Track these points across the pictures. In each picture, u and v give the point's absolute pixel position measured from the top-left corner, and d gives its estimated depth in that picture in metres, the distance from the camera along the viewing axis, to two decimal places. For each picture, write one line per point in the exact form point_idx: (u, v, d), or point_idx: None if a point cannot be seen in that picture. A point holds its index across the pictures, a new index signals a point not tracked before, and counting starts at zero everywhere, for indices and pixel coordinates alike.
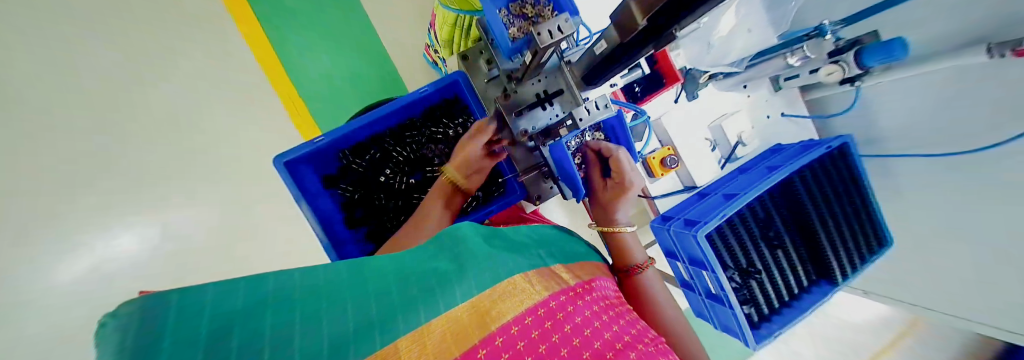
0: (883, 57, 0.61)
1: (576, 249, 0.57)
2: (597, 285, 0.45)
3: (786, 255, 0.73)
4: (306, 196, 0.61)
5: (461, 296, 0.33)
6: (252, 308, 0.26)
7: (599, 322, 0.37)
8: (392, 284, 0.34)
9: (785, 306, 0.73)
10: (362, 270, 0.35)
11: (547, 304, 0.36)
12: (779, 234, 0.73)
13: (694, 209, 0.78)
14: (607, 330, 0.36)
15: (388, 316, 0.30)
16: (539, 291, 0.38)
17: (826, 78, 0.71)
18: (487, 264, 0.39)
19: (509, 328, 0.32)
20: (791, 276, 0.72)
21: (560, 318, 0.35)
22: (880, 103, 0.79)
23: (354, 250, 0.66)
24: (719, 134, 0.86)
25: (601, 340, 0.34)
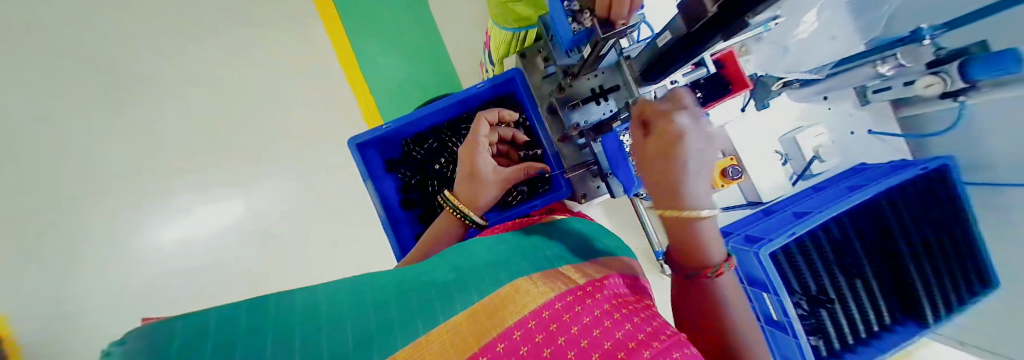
0: (994, 70, 0.52)
1: (599, 244, 0.58)
2: (608, 283, 0.45)
3: (866, 286, 0.66)
4: (372, 177, 0.68)
5: (458, 308, 0.34)
6: (253, 318, 0.24)
7: (611, 320, 0.36)
8: (392, 299, 0.34)
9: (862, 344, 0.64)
10: (362, 290, 0.35)
11: (553, 308, 0.37)
12: (862, 262, 0.66)
13: (757, 226, 0.72)
14: (620, 329, 0.35)
15: (393, 324, 0.30)
16: (539, 297, 0.39)
17: (923, 91, 0.63)
18: (483, 283, 0.40)
19: (511, 333, 0.32)
20: (870, 310, 0.65)
21: (565, 320, 0.35)
22: (985, 125, 0.68)
23: (407, 231, 0.70)
24: (793, 148, 0.79)
25: (613, 341, 0.33)
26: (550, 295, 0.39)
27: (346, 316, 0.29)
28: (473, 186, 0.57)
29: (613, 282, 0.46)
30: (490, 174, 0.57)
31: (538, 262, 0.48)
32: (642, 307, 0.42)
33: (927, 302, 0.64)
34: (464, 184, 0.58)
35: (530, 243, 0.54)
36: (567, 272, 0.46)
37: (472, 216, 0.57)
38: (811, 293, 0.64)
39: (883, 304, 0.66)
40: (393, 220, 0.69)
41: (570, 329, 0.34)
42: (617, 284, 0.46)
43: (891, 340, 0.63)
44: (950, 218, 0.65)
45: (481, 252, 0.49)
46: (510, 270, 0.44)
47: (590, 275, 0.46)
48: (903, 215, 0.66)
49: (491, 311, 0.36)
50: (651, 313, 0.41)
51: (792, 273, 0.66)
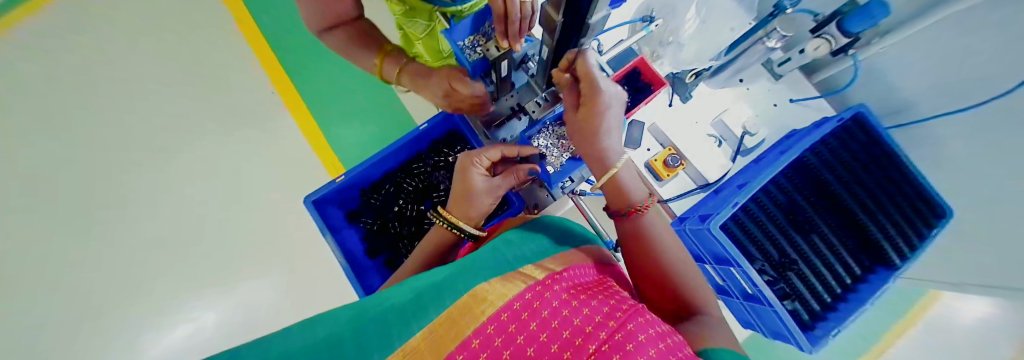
0: (865, 20, 0.58)
1: (560, 237, 0.62)
2: (566, 274, 0.51)
3: (825, 240, 0.66)
4: (332, 231, 0.70)
5: (417, 328, 0.36)
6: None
7: (568, 308, 0.41)
8: (351, 335, 0.34)
9: (841, 300, 0.63)
10: (318, 334, 0.34)
11: (512, 308, 0.40)
12: (812, 216, 0.68)
13: (707, 204, 0.75)
14: (576, 315, 0.39)
15: (347, 353, 0.30)
16: (497, 302, 0.41)
17: (814, 54, 0.68)
18: (443, 299, 0.42)
19: (470, 343, 0.34)
20: (836, 264, 0.64)
21: (524, 318, 0.39)
22: (887, 69, 0.73)
23: (376, 278, 0.71)
24: (723, 129, 0.84)
25: (571, 327, 0.37)
26: (510, 294, 0.43)
27: (302, 353, 0.29)
28: (465, 202, 0.58)
29: (568, 274, 0.51)
30: (480, 187, 0.57)
31: (505, 266, 0.51)
32: (600, 290, 0.49)
33: (889, 244, 0.62)
34: (460, 206, 0.58)
35: (487, 249, 0.57)
36: (533, 270, 0.50)
37: (461, 226, 0.58)
38: (772, 259, 0.66)
39: (852, 254, 0.65)
40: (357, 270, 0.69)
41: (527, 327, 0.38)
42: (579, 275, 0.52)
43: (867, 290, 0.61)
44: (878, 160, 0.67)
45: (439, 273, 0.51)
46: (470, 281, 0.47)
47: (551, 268, 0.51)
48: (837, 168, 0.69)
49: (446, 327, 0.37)
50: (597, 300, 0.45)
51: (749, 243, 0.67)
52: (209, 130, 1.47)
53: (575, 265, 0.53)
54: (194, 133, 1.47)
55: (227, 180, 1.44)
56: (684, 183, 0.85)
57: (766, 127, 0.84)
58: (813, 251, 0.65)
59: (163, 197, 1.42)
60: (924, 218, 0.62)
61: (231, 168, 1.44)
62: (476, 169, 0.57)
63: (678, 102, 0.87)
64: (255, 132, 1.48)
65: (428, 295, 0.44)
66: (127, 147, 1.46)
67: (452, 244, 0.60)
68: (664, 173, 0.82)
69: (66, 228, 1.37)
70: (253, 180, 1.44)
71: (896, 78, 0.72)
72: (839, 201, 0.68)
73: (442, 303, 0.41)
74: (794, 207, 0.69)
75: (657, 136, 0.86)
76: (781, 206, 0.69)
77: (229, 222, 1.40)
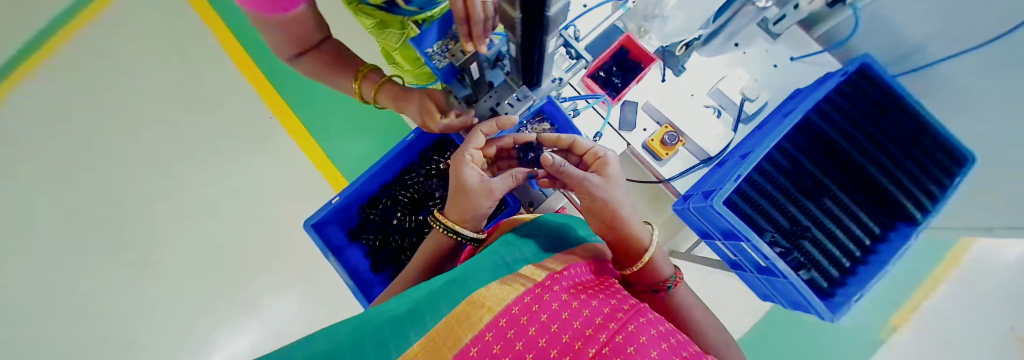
0: None
1: (557, 238, 0.62)
2: (567, 272, 0.51)
3: (837, 203, 0.63)
4: (334, 251, 0.71)
5: (414, 338, 0.36)
6: None
7: (569, 312, 0.41)
8: (349, 350, 0.34)
9: (861, 263, 0.60)
10: (316, 350, 0.34)
11: (510, 314, 0.40)
12: (820, 179, 0.64)
13: (710, 180, 0.73)
14: (579, 318, 0.40)
15: None
16: (493, 308, 0.41)
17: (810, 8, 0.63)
18: (441, 306, 0.43)
19: (468, 351, 0.34)
20: (851, 226, 0.61)
21: (522, 322, 0.38)
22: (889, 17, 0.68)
23: (383, 291, 0.72)
24: (722, 98, 0.80)
25: (571, 332, 0.37)
26: (509, 300, 0.43)
27: None
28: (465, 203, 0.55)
29: (569, 273, 0.51)
30: (477, 188, 0.53)
31: (503, 269, 0.51)
32: (601, 289, 0.50)
33: (907, 199, 0.59)
34: (456, 208, 0.56)
35: (486, 254, 0.56)
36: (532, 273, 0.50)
37: (461, 230, 0.57)
38: (782, 228, 0.63)
39: (868, 214, 0.62)
40: (362, 285, 0.70)
41: (526, 330, 0.37)
42: (578, 275, 0.52)
43: (887, 251, 0.58)
44: (886, 113, 0.63)
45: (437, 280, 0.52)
46: (469, 287, 0.47)
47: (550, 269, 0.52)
48: (844, 126, 0.65)
49: (443, 335, 0.37)
50: (597, 300, 0.45)
51: (758, 217, 0.64)
52: (213, 160, 1.50)
53: (575, 263, 0.54)
54: (200, 164, 1.50)
55: (238, 206, 1.47)
56: (685, 160, 0.81)
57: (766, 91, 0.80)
58: (825, 216, 0.63)
59: (181, 226, 1.48)
60: (943, 164, 0.58)
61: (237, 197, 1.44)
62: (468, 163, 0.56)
63: (672, 75, 0.84)
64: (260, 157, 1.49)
65: (426, 304, 0.44)
66: (136, 184, 1.49)
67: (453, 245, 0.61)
68: (662, 152, 0.79)
69: (87, 265, 1.40)
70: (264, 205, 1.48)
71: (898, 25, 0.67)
72: (849, 160, 0.64)
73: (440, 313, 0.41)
74: (801, 170, 0.65)
75: (652, 114, 0.83)
76: (788, 173, 0.66)
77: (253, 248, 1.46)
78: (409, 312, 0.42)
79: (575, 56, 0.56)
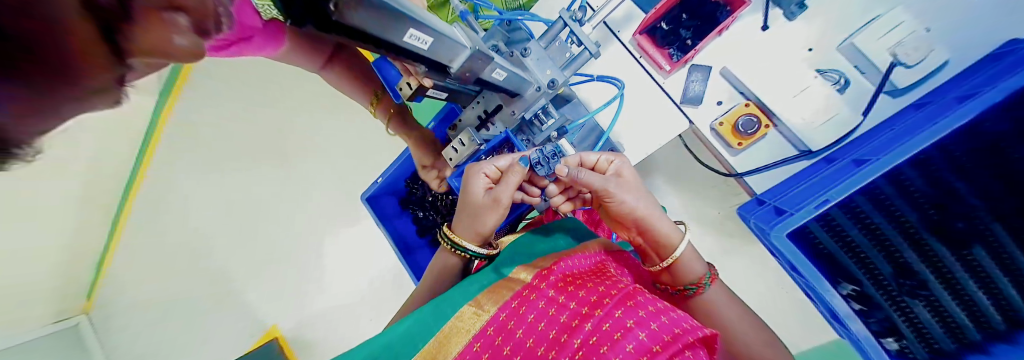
0: None
1: (559, 241, 0.54)
2: (560, 265, 0.44)
3: (998, 255, 0.42)
4: (385, 219, 0.84)
5: None
6: None
7: (554, 307, 0.37)
8: None
9: (1000, 340, 0.43)
10: None
11: (498, 321, 0.37)
12: (974, 212, 0.42)
13: (798, 190, 0.53)
14: (566, 309, 0.37)
15: None
16: (486, 309, 0.39)
17: None
18: (432, 319, 0.42)
19: None
20: (1009, 287, 0.41)
21: (509, 328, 0.36)
22: None
23: (424, 254, 0.84)
24: (858, 57, 0.52)
25: (557, 327, 0.35)
26: (493, 308, 0.39)
27: None
28: (471, 216, 0.50)
29: (567, 263, 0.44)
30: (482, 200, 0.48)
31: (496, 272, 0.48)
32: (597, 276, 0.42)
33: None
34: (462, 218, 0.51)
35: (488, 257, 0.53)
36: (519, 270, 0.46)
37: (465, 246, 0.50)
38: (882, 281, 0.48)
39: None
40: (407, 250, 0.82)
41: (508, 338, 0.35)
42: (577, 264, 0.45)
43: None
44: None
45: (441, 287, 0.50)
46: (455, 297, 0.45)
47: (539, 265, 0.45)
48: None
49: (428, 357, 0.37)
50: (594, 286, 0.39)
51: (848, 260, 0.49)
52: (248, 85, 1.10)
53: (574, 254, 0.46)
54: None
55: None
56: (774, 148, 0.58)
57: (940, 44, 0.49)
58: (962, 270, 0.43)
59: None
60: None
61: (250, 153, 0.98)
62: (481, 180, 0.48)
63: (780, 20, 0.56)
64: (307, 92, 1.00)
65: (419, 317, 0.43)
66: None
67: (462, 266, 0.55)
68: (734, 140, 0.58)
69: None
70: (297, 183, 1.00)
71: None
72: None
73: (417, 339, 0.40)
74: (945, 199, 0.44)
75: (732, 84, 0.60)
76: (922, 200, 0.44)
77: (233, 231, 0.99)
78: (402, 328, 0.42)
79: (577, 44, 0.44)
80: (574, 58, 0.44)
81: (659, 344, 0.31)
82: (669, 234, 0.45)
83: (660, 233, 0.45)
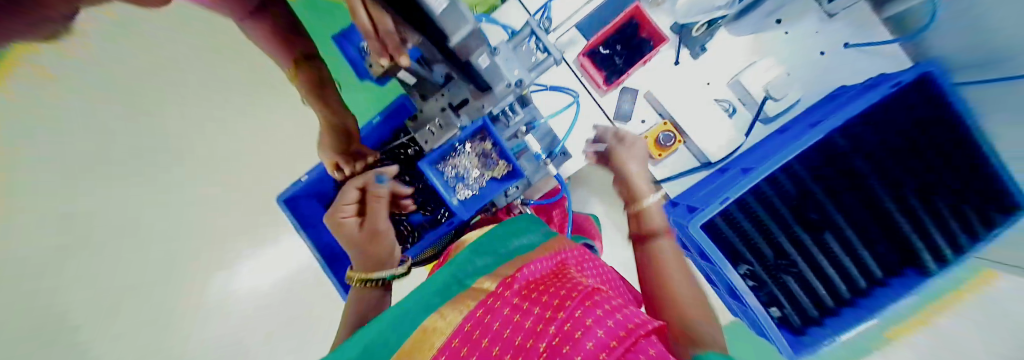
0: None
1: (517, 244, 0.53)
2: (522, 273, 0.43)
3: (842, 239, 0.56)
4: (307, 226, 0.72)
5: None
6: None
7: (518, 314, 0.35)
8: None
9: (847, 307, 0.56)
10: None
11: (462, 331, 0.34)
12: (825, 209, 0.57)
13: (703, 192, 0.65)
14: (530, 314, 0.34)
15: None
16: (450, 324, 0.36)
17: None
18: (390, 342, 0.36)
19: None
20: (851, 265, 0.56)
21: (474, 338, 0.33)
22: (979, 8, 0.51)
23: (354, 264, 0.76)
24: (740, 91, 0.69)
25: (522, 332, 0.32)
26: (460, 318, 0.37)
27: None
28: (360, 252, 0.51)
29: (528, 272, 0.43)
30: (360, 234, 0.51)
31: (458, 281, 0.46)
32: (558, 280, 0.41)
33: (924, 245, 0.53)
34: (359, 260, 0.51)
35: (450, 268, 0.50)
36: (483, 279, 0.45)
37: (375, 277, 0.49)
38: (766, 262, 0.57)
39: (876, 258, 0.56)
40: (335, 261, 0.73)
41: (468, 347, 0.32)
42: (537, 269, 0.44)
43: (882, 297, 0.55)
44: (916, 145, 0.53)
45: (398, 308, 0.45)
46: (415, 314, 0.40)
47: (504, 275, 0.44)
48: (876, 153, 0.55)
49: None
50: (558, 288, 0.38)
51: (744, 245, 0.58)
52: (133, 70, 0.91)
53: (534, 261, 0.46)
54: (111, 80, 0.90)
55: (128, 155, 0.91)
56: (683, 160, 0.72)
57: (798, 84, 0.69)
58: (821, 255, 0.57)
59: None
60: (971, 227, 0.51)
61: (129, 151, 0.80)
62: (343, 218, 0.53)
63: (688, 57, 0.72)
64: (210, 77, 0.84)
65: (376, 337, 0.38)
66: None
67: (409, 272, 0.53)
68: (656, 152, 0.69)
69: None
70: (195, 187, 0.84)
71: (980, 23, 0.52)
72: (868, 190, 0.56)
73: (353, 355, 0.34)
74: (806, 201, 0.57)
75: (653, 106, 0.72)
76: (790, 200, 0.58)
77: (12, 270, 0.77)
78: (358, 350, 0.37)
79: (544, 50, 0.48)
80: (540, 62, 0.48)
81: (616, 339, 0.28)
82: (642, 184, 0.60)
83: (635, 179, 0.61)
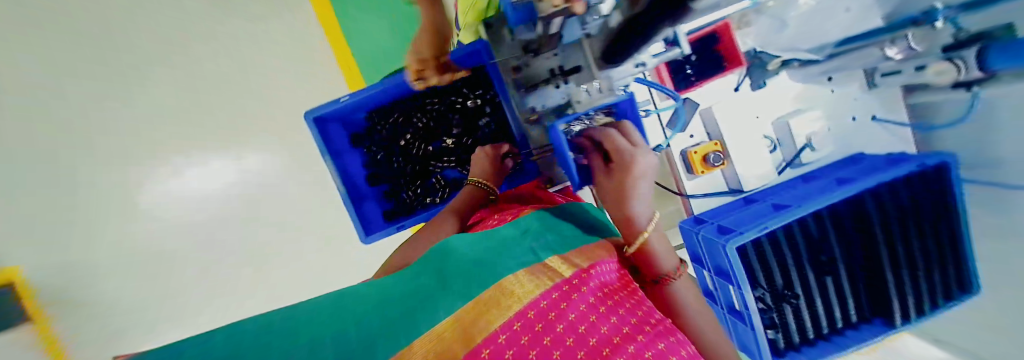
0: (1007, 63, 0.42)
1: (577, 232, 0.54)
2: (597, 270, 0.42)
3: (838, 283, 0.65)
4: (334, 153, 0.65)
5: (443, 314, 0.33)
6: (246, 343, 0.27)
7: (596, 315, 0.36)
8: (372, 316, 0.34)
9: (822, 339, 0.66)
10: (342, 310, 0.35)
11: (539, 306, 0.35)
12: (835, 258, 0.64)
13: (731, 216, 0.70)
14: (610, 321, 0.35)
15: (345, 348, 0.28)
16: (529, 292, 0.37)
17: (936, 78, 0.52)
18: (466, 285, 0.38)
19: (496, 337, 0.30)
20: (837, 307, 0.65)
21: (551, 318, 0.34)
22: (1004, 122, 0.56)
23: (373, 206, 0.70)
24: (784, 134, 0.74)
25: (600, 336, 0.32)
26: (538, 292, 0.38)
27: (319, 327, 0.31)
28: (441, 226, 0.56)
29: (602, 268, 0.44)
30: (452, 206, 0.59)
31: (522, 257, 0.45)
32: (628, 295, 0.41)
33: (900, 304, 0.63)
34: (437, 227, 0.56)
35: (510, 234, 0.52)
36: (554, 263, 0.44)
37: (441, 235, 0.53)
38: (775, 289, 0.63)
39: (855, 306, 0.66)
40: (356, 198, 0.66)
41: (555, 328, 0.33)
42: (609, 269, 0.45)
43: (851, 338, 0.65)
44: (920, 218, 0.61)
45: (465, 249, 0.46)
46: (498, 272, 0.41)
47: (577, 264, 0.44)
48: (890, 222, 0.62)
49: (457, 321, 0.33)
50: (637, 301, 0.40)
51: (760, 270, 0.64)
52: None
53: (604, 260, 0.45)
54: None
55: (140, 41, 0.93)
56: (714, 182, 0.79)
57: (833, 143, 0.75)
58: (820, 296, 0.64)
59: None
60: (935, 293, 0.62)
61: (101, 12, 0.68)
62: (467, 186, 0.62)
63: (748, 87, 0.74)
64: None
65: (451, 267, 0.43)
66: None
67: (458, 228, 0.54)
68: (700, 168, 0.73)
69: None
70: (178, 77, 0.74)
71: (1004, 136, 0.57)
72: (873, 250, 0.63)
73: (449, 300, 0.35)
74: (823, 245, 0.64)
75: (706, 124, 0.75)
76: (811, 242, 0.64)
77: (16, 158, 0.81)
78: (432, 274, 0.43)
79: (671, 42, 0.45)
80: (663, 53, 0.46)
81: None
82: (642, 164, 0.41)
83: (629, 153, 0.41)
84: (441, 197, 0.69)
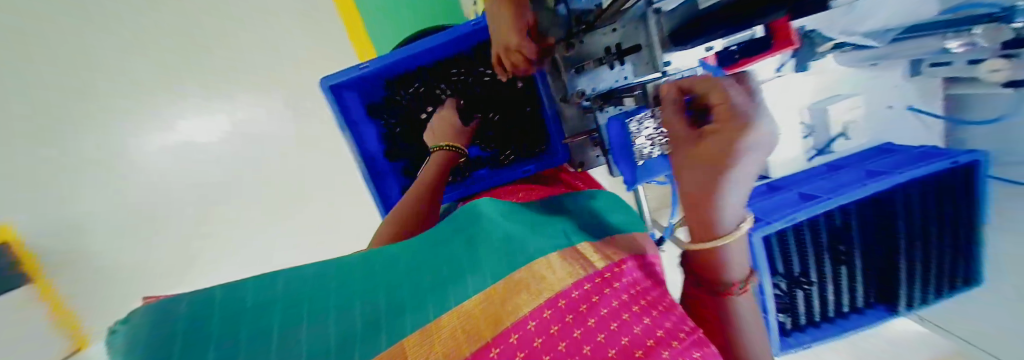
0: None
1: (612, 217, 0.46)
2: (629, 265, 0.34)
3: (850, 271, 0.67)
4: (351, 125, 0.61)
5: (474, 288, 0.26)
6: (260, 307, 0.21)
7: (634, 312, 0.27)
8: (399, 278, 0.27)
9: (827, 322, 0.70)
10: (367, 264, 0.29)
11: (571, 297, 0.27)
12: (852, 248, 0.66)
13: (758, 203, 0.70)
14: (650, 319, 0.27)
15: (366, 328, 0.22)
16: (560, 276, 0.29)
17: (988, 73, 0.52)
18: (506, 253, 0.31)
19: (525, 324, 0.24)
20: (845, 292, 0.68)
21: (581, 313, 0.25)
22: None
23: (392, 181, 0.68)
24: (819, 120, 0.71)
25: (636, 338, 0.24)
26: (568, 279, 0.29)
27: (340, 290, 0.25)
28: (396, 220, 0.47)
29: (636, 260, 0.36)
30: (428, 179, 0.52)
31: (555, 237, 0.37)
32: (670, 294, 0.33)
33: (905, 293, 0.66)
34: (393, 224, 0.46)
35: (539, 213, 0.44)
36: (585, 251, 0.35)
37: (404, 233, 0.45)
38: (791, 274, 0.65)
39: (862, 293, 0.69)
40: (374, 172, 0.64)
41: (587, 322, 0.25)
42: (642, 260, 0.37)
43: (853, 321, 0.69)
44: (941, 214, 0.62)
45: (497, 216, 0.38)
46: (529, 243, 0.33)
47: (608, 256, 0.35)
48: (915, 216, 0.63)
49: (486, 303, 0.25)
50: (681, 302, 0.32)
51: (779, 256, 0.65)
52: None
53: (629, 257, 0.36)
54: None
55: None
56: None
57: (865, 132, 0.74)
58: (831, 282, 0.67)
59: None
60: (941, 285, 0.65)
61: None
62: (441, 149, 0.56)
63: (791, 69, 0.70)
64: None
65: (482, 232, 0.34)
66: None
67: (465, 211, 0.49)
68: None
69: None
70: None
71: None
72: (891, 242, 0.65)
73: (481, 269, 0.29)
74: (842, 235, 0.66)
75: None
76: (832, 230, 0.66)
77: (17, 133, 0.79)
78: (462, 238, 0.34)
79: None
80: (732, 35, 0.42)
81: None
82: (759, 136, 0.26)
83: (749, 123, 0.26)
84: (463, 175, 0.67)
